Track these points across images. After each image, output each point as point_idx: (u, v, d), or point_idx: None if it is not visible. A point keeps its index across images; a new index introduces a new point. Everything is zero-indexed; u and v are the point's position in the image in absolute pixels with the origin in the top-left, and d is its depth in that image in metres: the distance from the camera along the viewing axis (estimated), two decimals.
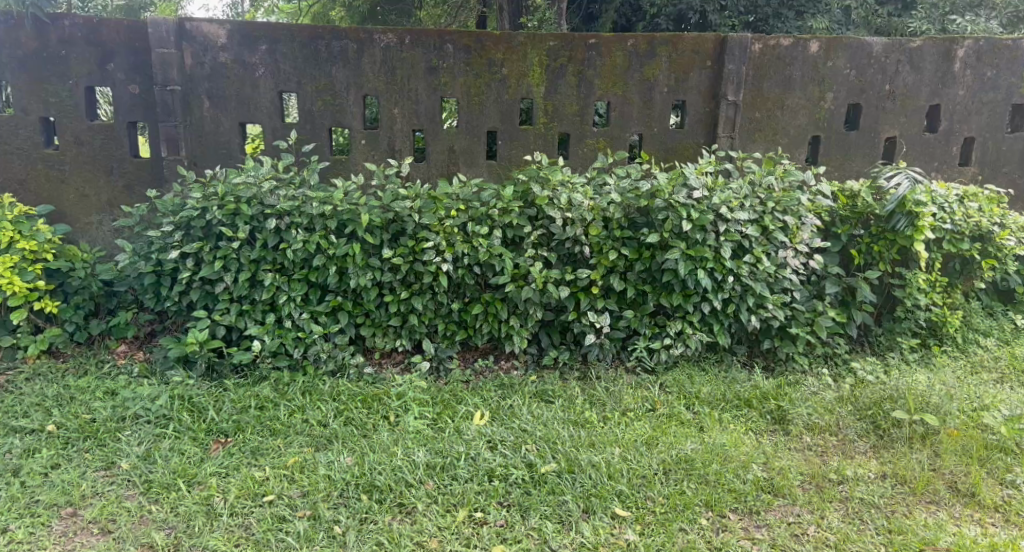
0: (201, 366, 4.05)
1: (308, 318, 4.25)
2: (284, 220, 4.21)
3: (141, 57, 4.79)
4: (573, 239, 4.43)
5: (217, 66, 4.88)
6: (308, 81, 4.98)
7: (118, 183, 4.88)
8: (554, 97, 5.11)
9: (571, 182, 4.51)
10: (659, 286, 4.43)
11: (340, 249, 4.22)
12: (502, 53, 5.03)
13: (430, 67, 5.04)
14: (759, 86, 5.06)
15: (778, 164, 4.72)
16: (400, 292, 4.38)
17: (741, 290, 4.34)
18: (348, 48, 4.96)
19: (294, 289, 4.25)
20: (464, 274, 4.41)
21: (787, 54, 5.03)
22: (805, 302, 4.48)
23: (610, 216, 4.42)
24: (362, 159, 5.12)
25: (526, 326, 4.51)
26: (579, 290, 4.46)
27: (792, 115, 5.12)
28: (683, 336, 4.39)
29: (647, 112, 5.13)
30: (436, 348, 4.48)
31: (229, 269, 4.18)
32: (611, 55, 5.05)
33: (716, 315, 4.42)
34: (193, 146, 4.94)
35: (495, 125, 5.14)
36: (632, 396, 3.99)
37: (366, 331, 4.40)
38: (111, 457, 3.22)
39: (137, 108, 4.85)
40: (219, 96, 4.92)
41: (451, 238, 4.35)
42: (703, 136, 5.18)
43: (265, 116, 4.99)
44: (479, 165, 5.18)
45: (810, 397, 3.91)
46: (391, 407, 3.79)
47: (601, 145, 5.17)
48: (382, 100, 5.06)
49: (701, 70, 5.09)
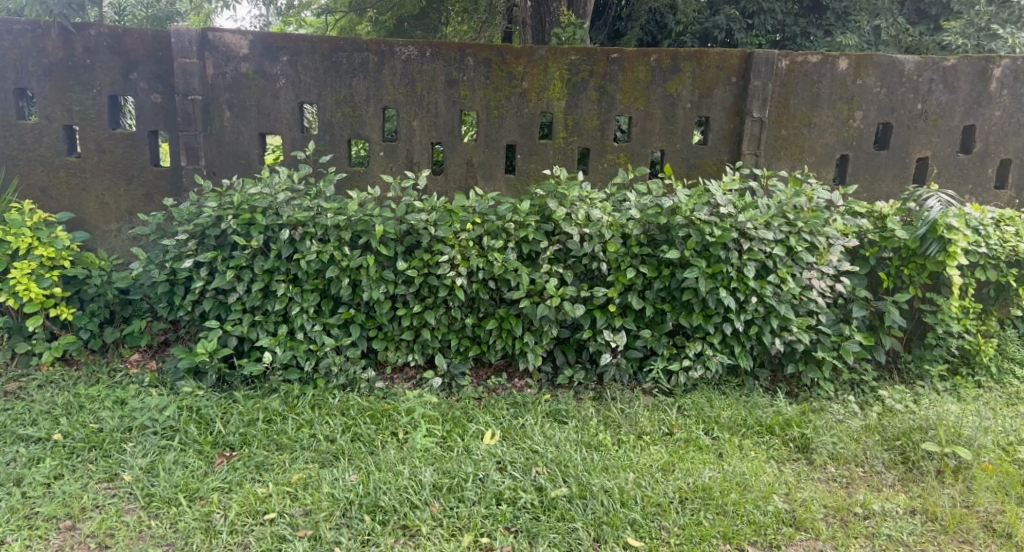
0: (212, 377, 4.02)
1: (320, 330, 4.21)
2: (298, 231, 4.18)
3: (164, 67, 4.82)
4: (590, 255, 4.34)
5: (239, 76, 4.90)
6: (329, 93, 4.97)
7: (138, 192, 4.91)
8: (575, 112, 5.04)
9: (589, 197, 4.44)
10: (679, 305, 4.31)
11: (354, 261, 4.19)
12: (522, 67, 4.98)
13: (450, 80, 5.00)
14: (786, 103, 4.95)
15: (805, 183, 4.59)
16: (413, 306, 4.33)
17: (764, 311, 4.21)
18: (369, 60, 4.95)
19: (307, 300, 4.21)
20: (479, 288, 4.34)
21: (815, 71, 4.91)
22: (832, 326, 4.32)
23: (629, 232, 4.32)
24: (380, 170, 5.09)
25: (541, 343, 4.41)
26: (596, 307, 4.36)
27: (819, 133, 4.98)
28: (703, 358, 4.26)
29: (670, 128, 5.04)
30: (449, 364, 4.42)
31: (242, 279, 4.16)
32: (634, 70, 4.97)
33: (737, 337, 4.29)
34: (212, 156, 4.95)
35: (514, 138, 5.08)
36: (648, 419, 3.87)
37: (379, 344, 4.35)
38: (114, 468, 3.18)
39: (158, 118, 4.87)
40: (239, 106, 4.93)
41: (466, 252, 4.30)
42: (727, 153, 5.07)
43: (284, 127, 4.99)
44: (497, 178, 5.12)
45: (835, 425, 3.76)
46: (400, 423, 3.72)
47: (622, 161, 5.09)
48: (402, 112, 5.03)
49: (726, 86, 4.99)
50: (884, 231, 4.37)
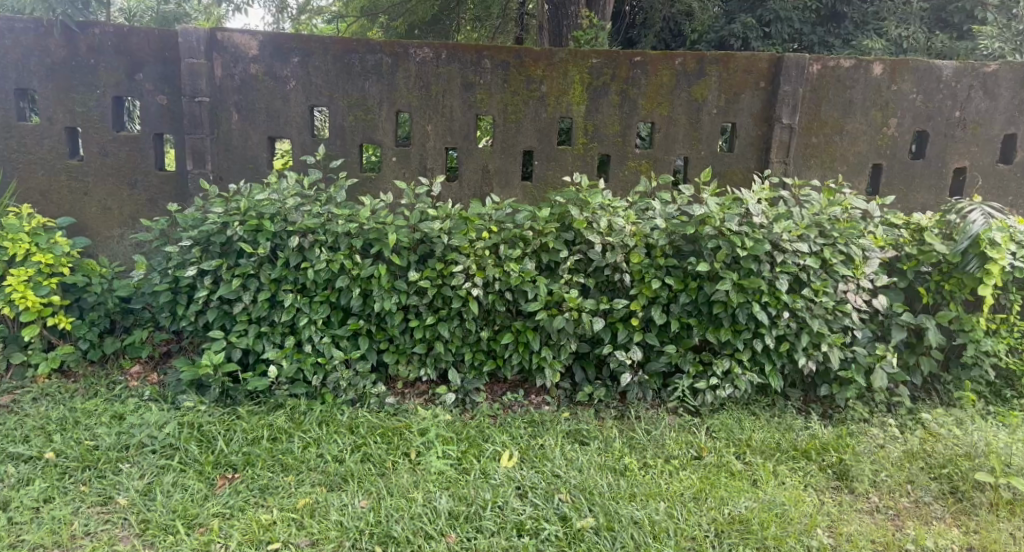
0: (215, 391, 3.81)
1: (328, 342, 4.01)
2: (307, 238, 3.99)
3: (170, 68, 4.66)
4: (612, 266, 4.13)
5: (248, 78, 4.73)
6: (340, 96, 4.80)
7: (141, 196, 4.74)
8: (596, 117, 4.85)
9: (612, 205, 4.24)
10: (706, 320, 4.09)
11: (365, 270, 4.00)
12: (541, 70, 4.80)
13: (466, 83, 4.82)
14: (816, 109, 4.74)
15: (838, 193, 4.38)
16: (426, 318, 4.13)
17: (796, 328, 3.98)
18: (383, 62, 4.77)
19: (315, 311, 4.01)
20: (495, 300, 4.14)
21: (847, 77, 4.70)
22: (868, 343, 4.09)
23: (653, 243, 4.12)
24: (392, 176, 4.91)
25: (559, 358, 4.20)
26: (617, 321, 4.16)
27: (850, 141, 4.78)
28: (731, 376, 4.03)
29: (694, 135, 4.84)
30: (463, 379, 4.21)
31: (248, 289, 3.97)
32: (657, 74, 4.78)
33: (767, 354, 4.06)
34: (219, 160, 4.78)
35: (532, 144, 4.89)
36: (676, 441, 3.65)
37: (389, 358, 4.16)
38: (108, 491, 2.98)
39: (164, 120, 4.71)
40: (248, 108, 4.76)
41: (482, 261, 4.10)
42: (754, 161, 4.87)
43: (294, 130, 4.81)
44: (513, 185, 4.93)
45: (876, 450, 3.54)
46: (413, 443, 3.51)
47: (643, 168, 4.89)
48: (415, 116, 4.85)
49: (753, 91, 4.79)
50: (923, 244, 4.14)
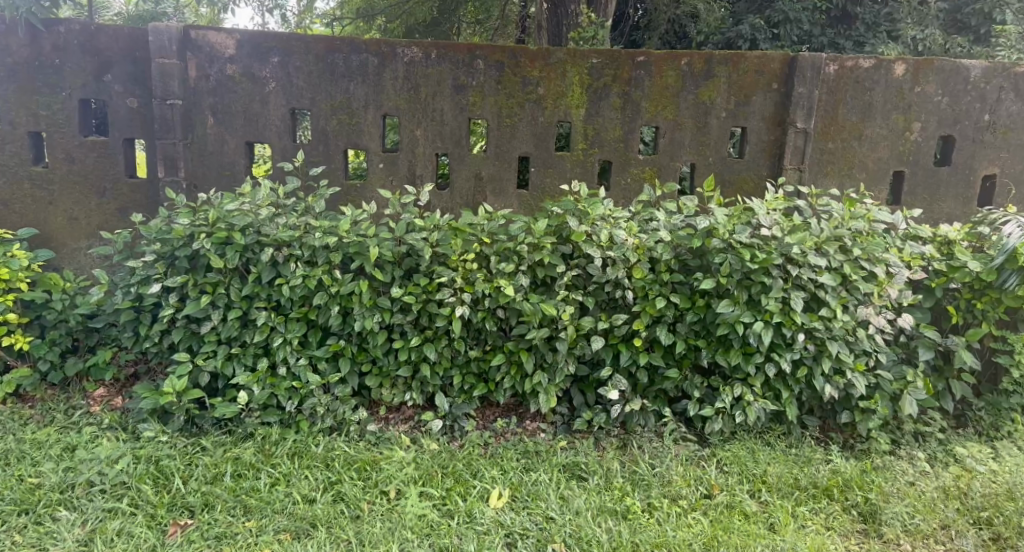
0: (179, 419, 3.49)
1: (305, 365, 3.69)
2: (281, 252, 3.68)
3: (140, 68, 4.36)
4: (613, 282, 3.80)
5: (224, 79, 4.43)
6: (323, 98, 4.49)
7: (110, 205, 4.44)
8: (596, 121, 4.53)
9: (613, 216, 3.92)
10: (715, 341, 3.75)
11: (345, 286, 3.68)
12: (538, 71, 4.48)
13: (457, 85, 4.51)
14: (833, 112, 4.41)
15: (858, 202, 4.04)
16: (411, 338, 3.81)
17: (814, 350, 3.63)
18: (368, 62, 4.47)
19: (291, 331, 3.69)
20: (486, 318, 3.82)
21: (867, 77, 4.37)
22: (892, 367, 3.73)
23: (658, 257, 3.79)
24: (379, 184, 4.60)
25: (556, 382, 3.87)
26: (618, 341, 3.82)
27: (870, 147, 4.44)
28: (742, 403, 3.68)
29: (702, 139, 4.51)
30: (451, 404, 3.89)
31: (217, 307, 3.65)
32: (662, 74, 4.45)
33: (783, 379, 3.72)
34: (193, 167, 4.48)
35: (528, 150, 4.57)
36: (683, 477, 3.32)
37: (372, 382, 3.84)
38: (44, 541, 2.68)
39: (134, 124, 4.41)
40: (225, 111, 4.46)
41: (471, 276, 3.80)
42: (766, 168, 4.53)
43: (274, 135, 4.50)
44: (508, 194, 4.61)
45: (905, 488, 3.20)
46: (392, 479, 3.19)
47: (647, 175, 4.56)
48: (403, 120, 4.54)
49: (765, 93, 4.46)
50: (953, 259, 3.79)
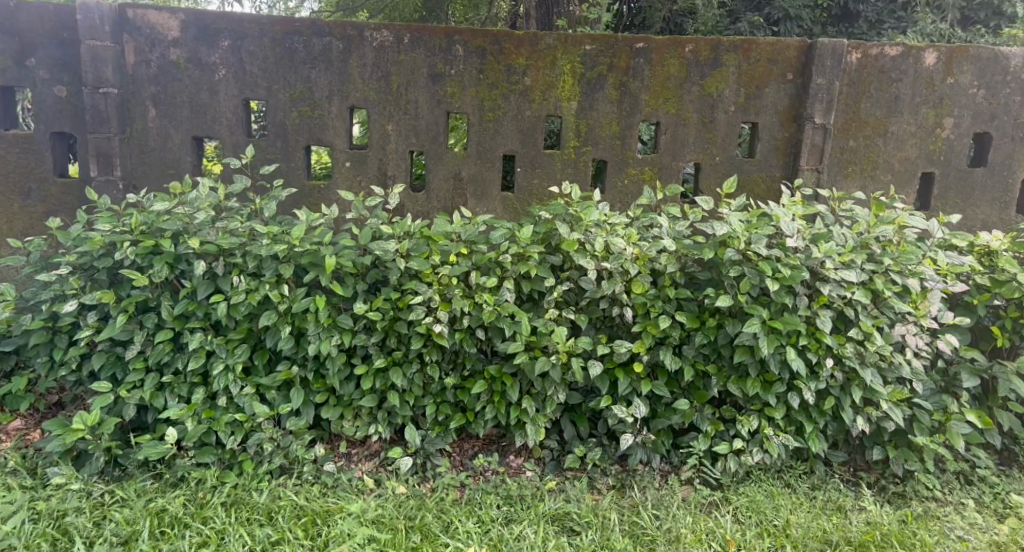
0: (97, 462, 2.97)
1: (250, 395, 3.19)
2: (220, 263, 3.17)
3: (69, 51, 3.82)
4: (610, 299, 3.32)
5: (166, 65, 3.89)
6: (281, 88, 3.97)
7: (35, 208, 3.89)
8: (590, 116, 4.03)
9: (609, 222, 3.44)
10: (728, 367, 3.26)
11: (299, 302, 3.18)
12: (524, 58, 3.97)
13: (433, 73, 3.99)
14: (855, 106, 3.94)
15: (888, 208, 3.56)
16: (377, 363, 3.30)
17: (842, 379, 3.15)
18: (332, 47, 3.94)
19: (233, 355, 3.18)
20: (463, 339, 3.33)
21: (893, 67, 3.89)
22: (931, 397, 3.25)
23: (660, 269, 3.32)
24: (344, 185, 4.08)
25: (544, 413, 3.38)
26: (616, 366, 3.33)
27: (896, 145, 3.96)
28: (759, 438, 3.20)
29: (707, 136, 4.02)
30: (423, 438, 3.37)
31: (144, 327, 3.15)
32: (664, 63, 3.96)
33: (805, 410, 3.23)
34: (133, 165, 3.96)
35: (513, 147, 4.07)
36: (692, 530, 2.82)
37: (330, 413, 3.32)
38: None
39: (64, 116, 3.86)
40: (168, 102, 3.92)
41: (447, 291, 3.30)
42: (780, 168, 4.05)
43: (225, 129, 3.97)
44: (491, 197, 4.10)
45: (955, 545, 2.69)
46: (347, 537, 2.68)
47: (646, 176, 4.07)
48: (373, 113, 4.02)
49: (779, 84, 3.97)
50: (997, 272, 3.29)
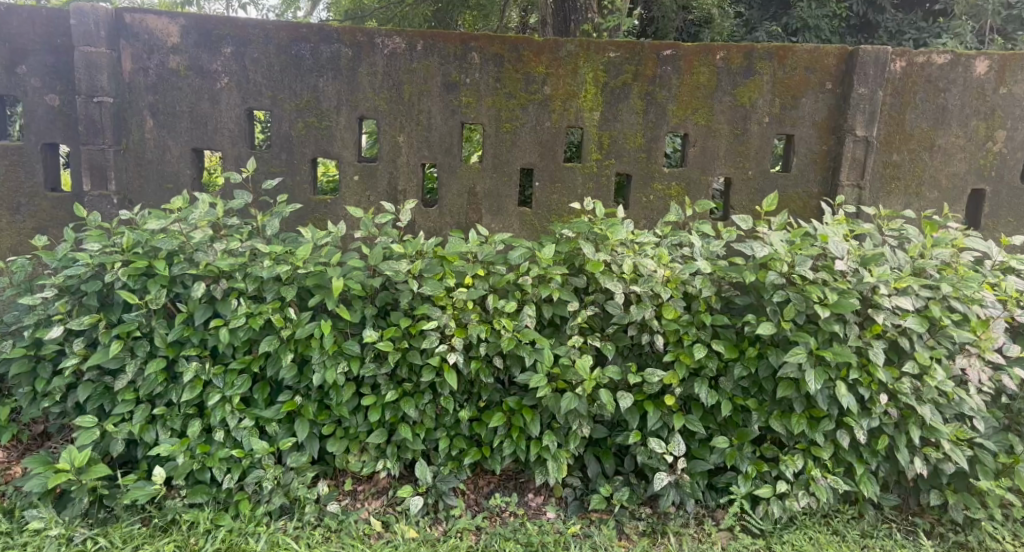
0: (80, 504, 2.72)
1: (249, 429, 2.94)
2: (219, 285, 2.92)
3: (61, 58, 3.61)
4: (639, 325, 3.06)
5: (165, 73, 3.67)
6: (286, 97, 3.74)
7: (25, 224, 3.67)
8: (613, 127, 3.78)
9: (637, 241, 3.17)
10: (769, 402, 2.99)
11: (302, 328, 2.92)
12: (544, 66, 3.73)
13: (447, 82, 3.75)
14: (898, 118, 3.68)
15: (941, 228, 3.29)
16: (385, 394, 3.04)
17: (897, 417, 2.88)
18: (341, 54, 3.71)
19: (231, 385, 2.94)
20: (480, 368, 3.07)
21: (941, 76, 3.63)
22: (994, 437, 2.96)
23: (694, 293, 3.05)
24: (352, 201, 3.84)
25: (567, 448, 3.11)
26: (647, 399, 3.06)
27: (943, 159, 3.70)
28: (804, 480, 2.93)
29: (739, 149, 3.77)
30: (435, 476, 3.11)
31: (135, 355, 2.90)
32: (694, 71, 3.71)
33: (855, 450, 2.95)
34: (128, 179, 3.73)
35: (531, 161, 3.82)
36: None
37: (336, 447, 3.06)
38: None
39: (56, 127, 3.64)
40: (167, 112, 3.70)
41: (462, 317, 3.05)
42: (817, 184, 3.78)
43: (226, 141, 3.74)
44: (507, 213, 3.85)
45: None
46: None
47: (673, 192, 3.82)
48: (383, 124, 3.79)
49: (817, 94, 3.71)
50: None
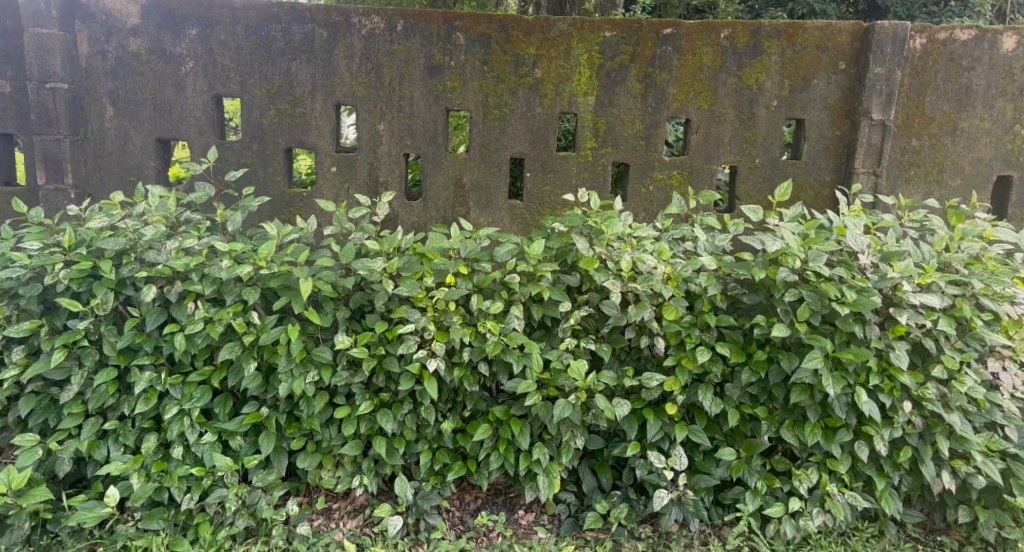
0: (21, 529, 2.47)
1: (210, 444, 2.69)
2: (174, 288, 2.67)
3: (12, 41, 3.37)
4: (637, 328, 2.80)
5: (126, 57, 3.40)
6: (256, 82, 3.46)
7: None
8: (609, 112, 3.50)
9: (635, 235, 2.91)
10: (781, 410, 2.72)
11: (267, 333, 2.66)
12: (534, 47, 3.45)
13: (429, 65, 3.47)
14: (917, 100, 3.39)
15: (968, 218, 3.01)
16: (360, 404, 2.77)
17: (922, 427, 2.60)
18: (315, 35, 3.43)
19: (190, 396, 2.68)
20: (464, 376, 2.80)
21: (965, 54, 3.35)
22: None
23: (698, 291, 2.78)
24: (329, 194, 3.57)
25: (560, 461, 2.84)
26: (646, 407, 2.79)
27: (967, 144, 3.42)
28: (819, 495, 2.66)
29: (745, 135, 3.49)
30: (416, 493, 2.84)
31: (83, 365, 2.64)
32: (696, 51, 3.43)
33: (875, 463, 2.68)
34: (87, 171, 3.47)
35: (521, 149, 3.55)
36: None
37: (307, 462, 2.79)
38: None
39: (8, 116, 3.42)
40: (128, 99, 3.43)
41: (444, 319, 2.78)
42: (830, 172, 3.50)
43: (192, 130, 3.48)
44: (496, 206, 3.59)
45: None
46: None
47: (674, 182, 3.54)
48: (361, 111, 3.51)
49: (830, 74, 3.43)
50: None
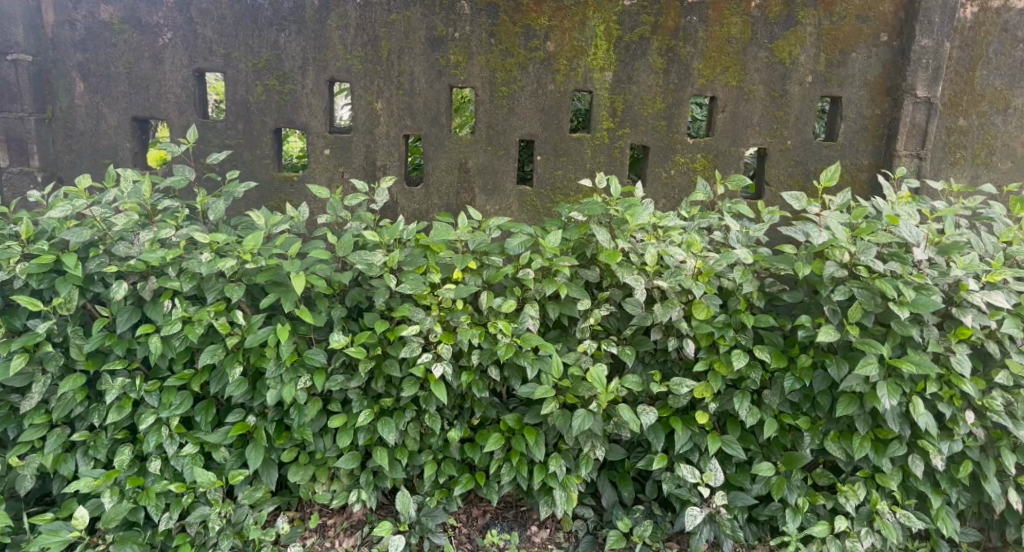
0: None
1: (190, 457, 2.42)
2: (148, 284, 2.39)
3: None
4: (665, 329, 2.53)
5: (97, 27, 3.10)
6: (242, 55, 3.15)
7: None
8: (628, 89, 3.19)
9: (662, 225, 2.62)
10: (825, 419, 2.46)
11: (253, 335, 2.38)
12: (546, 17, 3.13)
13: (431, 37, 3.15)
14: (967, 76, 3.10)
15: None
16: (358, 413, 2.49)
17: (984, 439, 2.35)
18: (305, 3, 3.10)
19: (168, 405, 2.40)
20: (473, 381, 2.53)
21: (1020, 24, 3.06)
22: None
23: (733, 288, 2.50)
24: (322, 178, 3.28)
25: (578, 474, 2.57)
26: (674, 416, 2.52)
27: (1019, 124, 3.14)
28: (868, 514, 2.41)
29: (777, 115, 3.20)
30: (419, 509, 2.58)
31: (45, 370, 2.37)
32: (724, 22, 3.12)
33: (930, 478, 2.42)
34: (56, 153, 3.20)
35: (532, 130, 3.25)
36: None
37: (299, 476, 2.52)
38: None
39: None
40: (100, 73, 3.13)
41: (450, 318, 2.50)
42: (868, 155, 3.22)
43: (172, 108, 3.17)
44: (505, 192, 3.30)
45: None
46: None
47: (698, 166, 3.26)
48: (357, 88, 3.20)
49: (870, 47, 3.13)
50: None
